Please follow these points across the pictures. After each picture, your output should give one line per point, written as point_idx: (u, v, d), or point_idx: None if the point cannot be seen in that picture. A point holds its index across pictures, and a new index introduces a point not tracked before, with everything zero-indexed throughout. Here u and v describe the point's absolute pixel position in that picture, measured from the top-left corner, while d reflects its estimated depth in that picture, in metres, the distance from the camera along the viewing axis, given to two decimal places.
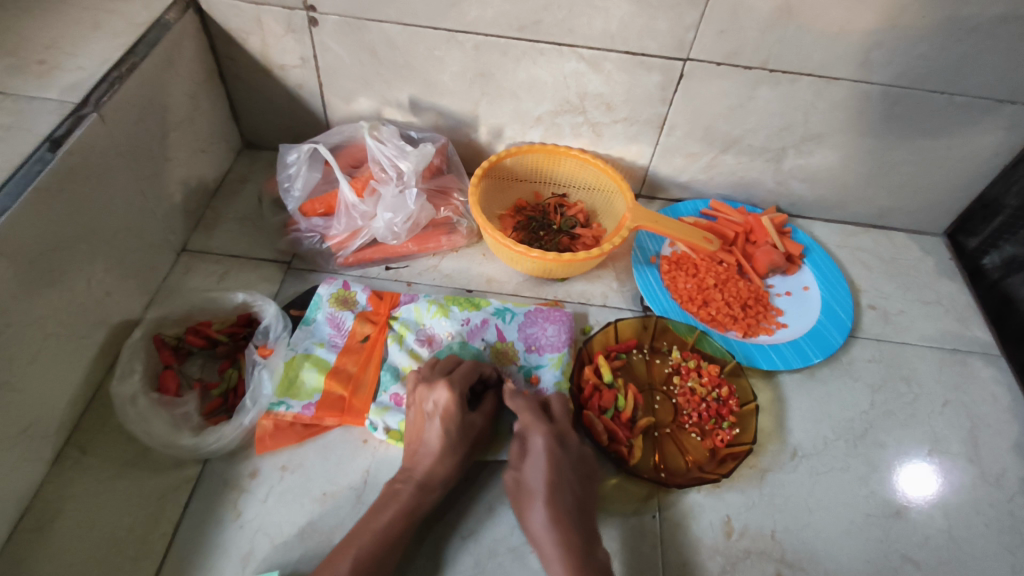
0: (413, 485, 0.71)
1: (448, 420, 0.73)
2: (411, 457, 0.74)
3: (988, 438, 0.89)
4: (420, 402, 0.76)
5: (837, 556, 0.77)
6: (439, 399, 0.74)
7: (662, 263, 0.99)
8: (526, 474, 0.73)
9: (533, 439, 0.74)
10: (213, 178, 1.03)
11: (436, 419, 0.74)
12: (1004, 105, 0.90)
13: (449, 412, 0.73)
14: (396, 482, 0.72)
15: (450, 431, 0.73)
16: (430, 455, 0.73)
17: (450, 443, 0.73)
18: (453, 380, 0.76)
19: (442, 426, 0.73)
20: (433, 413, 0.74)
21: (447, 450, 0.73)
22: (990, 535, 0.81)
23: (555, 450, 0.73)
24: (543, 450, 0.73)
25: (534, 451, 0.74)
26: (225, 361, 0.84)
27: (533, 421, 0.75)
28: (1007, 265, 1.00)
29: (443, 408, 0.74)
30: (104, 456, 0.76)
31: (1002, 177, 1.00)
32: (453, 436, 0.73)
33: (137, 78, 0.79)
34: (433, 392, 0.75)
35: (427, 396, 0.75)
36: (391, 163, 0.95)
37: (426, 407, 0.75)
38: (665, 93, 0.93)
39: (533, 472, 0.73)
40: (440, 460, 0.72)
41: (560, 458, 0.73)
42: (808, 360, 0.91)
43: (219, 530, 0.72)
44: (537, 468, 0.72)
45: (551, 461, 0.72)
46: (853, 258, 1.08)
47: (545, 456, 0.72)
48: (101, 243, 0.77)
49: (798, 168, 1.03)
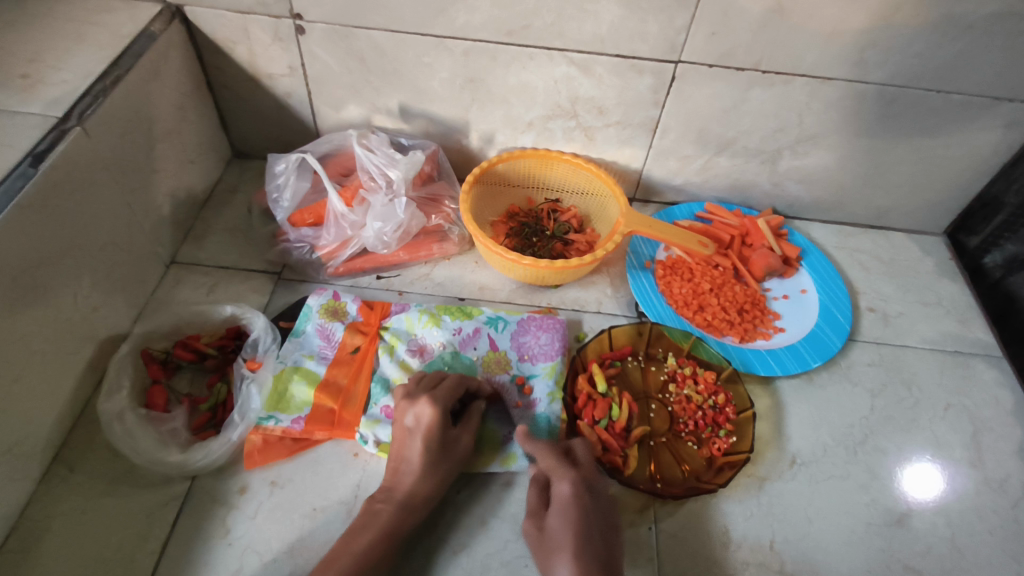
0: (393, 505, 0.70)
1: (429, 437, 0.72)
2: (392, 474, 0.73)
3: (992, 442, 0.88)
4: (402, 418, 0.74)
5: (838, 566, 0.76)
6: (420, 415, 0.73)
7: (657, 268, 0.98)
8: (550, 523, 0.69)
9: (558, 486, 0.71)
10: (202, 189, 1.02)
11: (416, 436, 0.73)
12: (1003, 103, 0.89)
13: (430, 429, 0.72)
14: (376, 502, 0.71)
15: (431, 448, 0.72)
16: (410, 473, 0.72)
17: (431, 462, 0.72)
18: (435, 395, 0.75)
19: (423, 444, 0.72)
20: (415, 429, 0.73)
21: (428, 467, 0.72)
22: (995, 543, 0.79)
23: (581, 498, 0.70)
24: (569, 498, 0.69)
25: (559, 499, 0.70)
26: (214, 375, 0.83)
27: (557, 467, 0.72)
28: (1008, 264, 0.99)
29: (424, 425, 0.73)
30: (92, 473, 0.75)
31: (1002, 175, 0.99)
32: (434, 453, 0.72)
33: (122, 90, 0.78)
34: (414, 408, 0.74)
35: (408, 412, 0.74)
36: (380, 171, 0.94)
37: (407, 423, 0.74)
38: (657, 96, 0.92)
39: (557, 521, 0.68)
40: (421, 479, 0.71)
41: (586, 506, 0.69)
42: (806, 365, 0.89)
43: (207, 548, 0.71)
44: (562, 518, 0.68)
45: (579, 511, 0.68)
46: (851, 260, 1.07)
47: (570, 505, 0.69)
48: (87, 258, 0.76)
49: (794, 169, 1.02)
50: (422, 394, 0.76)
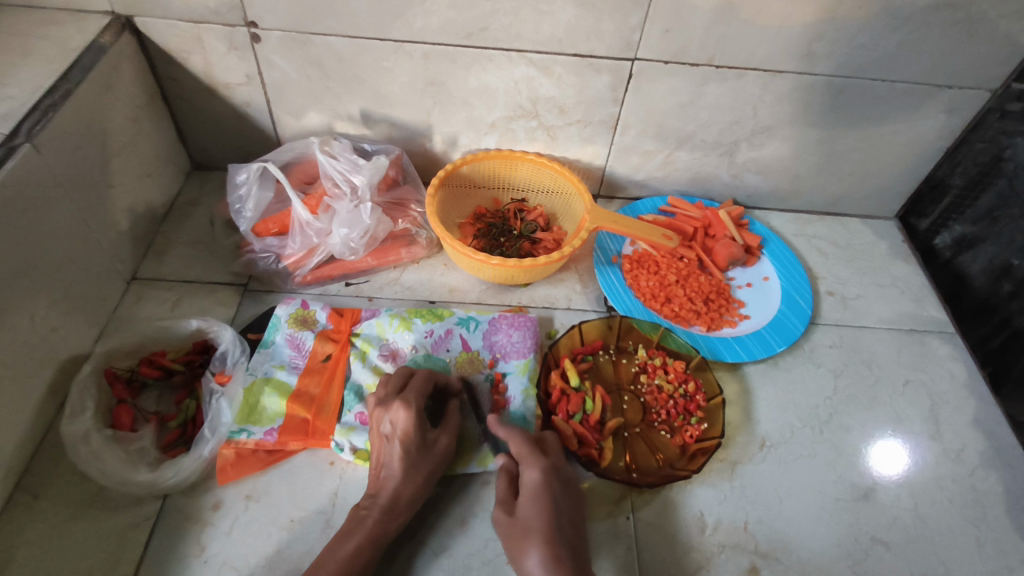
0: (378, 510, 0.70)
1: (407, 439, 0.72)
2: (375, 481, 0.72)
3: (948, 415, 0.92)
4: (379, 425, 0.74)
5: (809, 544, 0.78)
6: (394, 419, 0.73)
7: (624, 263, 1.00)
8: (521, 509, 0.68)
9: (528, 473, 0.70)
10: (161, 203, 1.00)
11: (393, 440, 0.72)
12: (943, 90, 0.93)
13: (406, 433, 0.72)
14: (362, 508, 0.71)
15: (410, 451, 0.72)
16: (393, 478, 0.71)
17: (412, 465, 0.72)
18: (407, 398, 0.74)
19: (402, 448, 0.72)
20: (391, 434, 0.73)
21: (409, 470, 0.71)
22: (954, 510, 0.83)
23: (550, 484, 0.69)
24: (540, 484, 0.69)
25: (529, 485, 0.69)
26: (182, 391, 0.81)
27: (528, 454, 0.72)
28: (957, 244, 1.04)
29: (400, 429, 0.72)
30: (58, 498, 0.73)
31: (946, 159, 1.03)
32: (414, 455, 0.72)
33: (72, 105, 0.76)
34: (388, 413, 0.73)
35: (383, 418, 0.74)
36: (344, 177, 0.93)
37: (383, 429, 0.74)
38: (616, 94, 0.93)
39: (529, 506, 0.68)
40: (404, 483, 0.71)
41: (556, 496, 0.69)
42: (771, 350, 0.92)
43: (182, 568, 0.70)
44: (534, 503, 0.68)
45: (550, 497, 0.68)
46: (809, 246, 1.10)
47: (541, 491, 0.68)
48: (43, 278, 0.74)
49: (751, 160, 1.05)
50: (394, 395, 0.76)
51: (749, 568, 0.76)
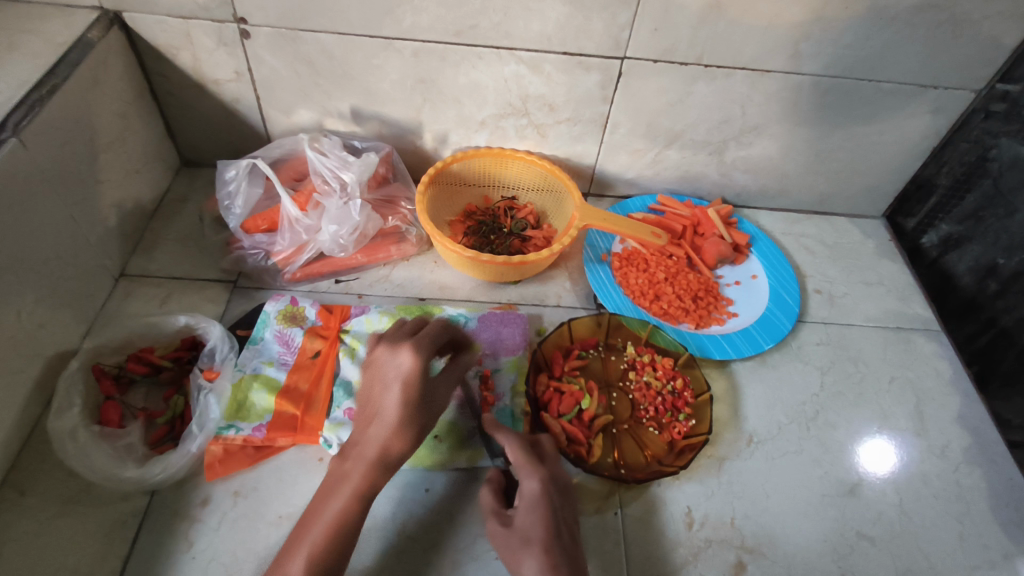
0: None
1: (409, 387, 0.72)
2: (367, 428, 0.72)
3: (934, 411, 0.93)
4: (383, 367, 0.74)
5: (796, 539, 0.79)
6: (402, 361, 0.74)
7: (614, 260, 1.00)
8: (518, 519, 0.68)
9: (526, 482, 0.69)
10: (150, 199, 1.00)
11: (397, 381, 0.73)
12: (928, 90, 0.94)
13: (410, 378, 0.72)
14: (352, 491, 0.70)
15: (411, 399, 0.72)
16: (388, 426, 0.71)
17: (408, 414, 0.71)
18: (419, 342, 0.75)
19: (401, 394, 0.72)
20: (395, 375, 0.73)
21: (407, 419, 0.71)
22: (938, 505, 0.84)
23: (549, 494, 0.69)
24: (539, 495, 0.68)
25: (527, 495, 0.69)
26: (170, 388, 0.81)
27: (527, 463, 0.70)
28: (943, 243, 1.05)
29: (405, 372, 0.73)
30: (45, 495, 0.73)
31: (932, 159, 1.04)
32: (415, 403, 0.72)
33: (59, 100, 0.76)
34: (396, 355, 0.74)
35: (389, 359, 0.74)
36: (334, 174, 0.93)
37: (387, 371, 0.74)
38: (606, 92, 0.94)
39: (526, 517, 0.67)
40: (400, 434, 0.70)
41: (554, 507, 0.68)
42: (759, 347, 0.92)
43: (170, 564, 0.70)
44: (532, 515, 0.67)
45: (548, 507, 0.68)
46: (798, 245, 1.11)
47: (540, 502, 0.68)
48: (30, 274, 0.74)
49: (740, 159, 1.05)
50: (403, 341, 0.76)
51: (736, 563, 0.76)
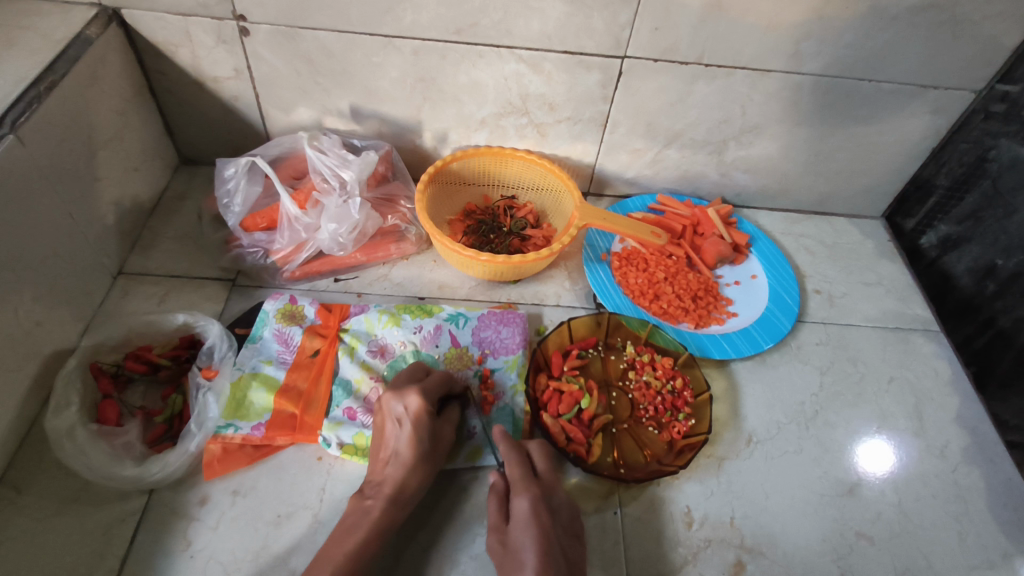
0: (383, 500, 0.70)
1: (419, 426, 0.73)
2: (381, 468, 0.73)
3: (933, 411, 0.93)
4: (390, 410, 0.75)
5: (795, 539, 0.79)
6: (409, 404, 0.74)
7: (613, 260, 1.00)
8: (512, 537, 0.69)
9: (519, 502, 0.71)
10: (148, 197, 0.99)
11: (405, 425, 0.73)
12: (928, 90, 0.94)
13: (419, 418, 0.73)
14: (366, 499, 0.71)
15: (421, 438, 0.73)
16: (402, 464, 0.72)
17: (421, 454, 0.72)
18: (424, 387, 0.76)
19: (412, 431, 0.73)
20: (403, 417, 0.74)
21: (419, 457, 0.72)
22: (937, 505, 0.84)
23: (541, 513, 0.70)
24: (529, 513, 0.69)
25: (519, 515, 0.70)
26: (169, 386, 0.81)
27: (519, 481, 0.72)
28: (943, 243, 1.05)
29: (415, 414, 0.73)
30: (42, 493, 0.72)
31: (932, 159, 1.04)
32: (425, 443, 0.73)
33: (57, 97, 0.75)
34: (402, 398, 0.75)
35: (395, 402, 0.75)
36: (333, 173, 0.93)
37: (394, 414, 0.74)
38: (606, 91, 0.94)
39: (519, 535, 0.68)
40: (412, 470, 0.72)
41: (547, 524, 0.69)
42: (758, 347, 0.92)
43: (168, 563, 0.69)
44: (524, 533, 0.68)
45: (539, 525, 0.68)
46: (797, 245, 1.11)
47: (531, 521, 0.69)
48: (28, 271, 0.73)
49: (740, 159, 1.05)
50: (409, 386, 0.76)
51: (735, 562, 0.76)
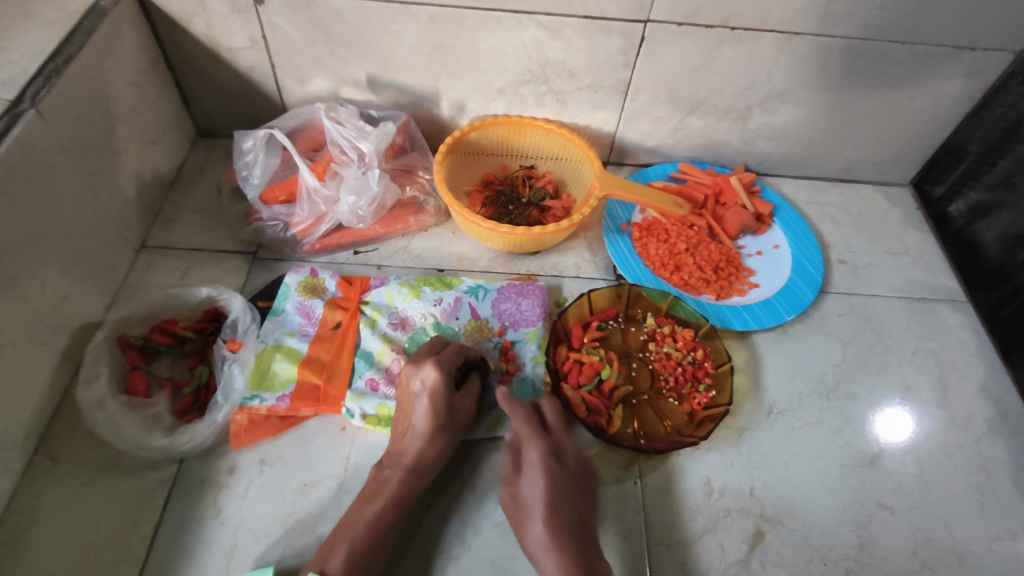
0: (402, 470, 0.71)
1: (436, 399, 0.73)
2: (400, 441, 0.74)
3: (957, 382, 0.92)
4: (408, 383, 0.75)
5: (815, 509, 0.79)
6: (426, 377, 0.74)
7: (633, 231, 0.99)
8: (523, 488, 0.72)
9: (529, 453, 0.73)
10: (168, 170, 1.00)
11: (423, 398, 0.73)
12: (964, 52, 0.90)
13: (436, 391, 0.73)
14: (385, 468, 0.72)
15: (438, 411, 0.73)
16: (419, 436, 0.72)
17: (438, 426, 0.73)
18: (441, 360, 0.76)
19: (430, 405, 0.73)
20: (421, 391, 0.73)
21: (437, 429, 0.73)
22: (960, 477, 0.83)
23: (550, 465, 0.72)
24: (539, 464, 0.72)
25: (530, 464, 0.72)
26: (195, 358, 0.82)
27: (529, 435, 0.74)
28: (972, 211, 1.02)
29: (432, 387, 0.73)
30: (76, 462, 0.74)
31: (965, 124, 1.01)
32: (441, 416, 0.73)
33: (75, 70, 0.75)
34: (420, 371, 0.75)
35: (414, 375, 0.75)
36: (351, 144, 0.93)
37: (413, 387, 0.75)
38: (628, 57, 0.91)
39: (530, 485, 0.71)
40: (429, 443, 0.72)
41: (557, 474, 0.71)
42: (781, 318, 0.91)
43: (199, 529, 0.72)
44: (534, 484, 0.71)
45: (550, 477, 0.71)
46: (821, 214, 1.09)
47: (541, 472, 0.71)
48: (54, 246, 0.74)
49: (764, 126, 1.03)
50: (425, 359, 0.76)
51: (755, 531, 0.77)
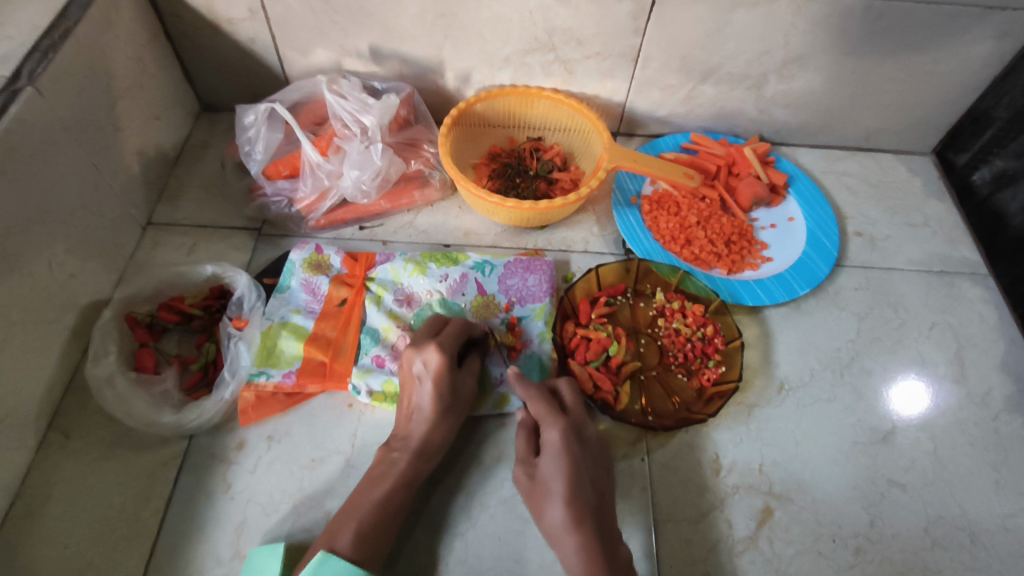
0: (410, 453, 0.71)
1: (439, 382, 0.72)
2: (406, 423, 0.74)
3: (975, 357, 0.89)
4: (409, 365, 0.74)
5: (825, 486, 0.78)
6: (429, 360, 0.72)
7: (643, 203, 0.96)
8: (541, 469, 0.70)
9: (548, 433, 0.70)
10: (172, 145, 0.99)
11: (426, 382, 0.73)
12: (994, 12, 0.86)
13: (440, 374, 0.72)
14: (394, 450, 0.72)
15: (441, 394, 0.72)
16: (424, 420, 0.72)
17: (442, 409, 0.73)
18: (443, 342, 0.74)
19: (433, 389, 0.72)
20: (423, 375, 0.73)
21: (442, 412, 0.72)
22: (975, 454, 0.82)
23: (570, 445, 0.69)
24: (560, 444, 0.69)
25: (549, 445, 0.70)
26: (202, 335, 0.83)
27: (547, 415, 0.71)
28: (997, 179, 0.98)
29: (434, 370, 0.72)
30: (88, 438, 0.76)
31: (992, 89, 0.97)
32: (445, 398, 0.73)
33: (72, 45, 0.74)
34: (422, 353, 0.73)
35: (415, 357, 0.73)
36: (354, 118, 0.91)
37: (415, 370, 0.73)
38: (638, 23, 0.88)
39: (548, 466, 0.69)
40: (435, 426, 0.72)
41: (576, 455, 0.69)
42: (794, 293, 0.89)
43: (210, 504, 0.73)
44: (554, 464, 0.69)
45: (570, 458, 0.68)
46: (838, 184, 1.06)
47: (561, 453, 0.69)
48: (59, 225, 0.74)
49: (781, 93, 0.99)
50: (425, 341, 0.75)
51: (763, 508, 0.76)
